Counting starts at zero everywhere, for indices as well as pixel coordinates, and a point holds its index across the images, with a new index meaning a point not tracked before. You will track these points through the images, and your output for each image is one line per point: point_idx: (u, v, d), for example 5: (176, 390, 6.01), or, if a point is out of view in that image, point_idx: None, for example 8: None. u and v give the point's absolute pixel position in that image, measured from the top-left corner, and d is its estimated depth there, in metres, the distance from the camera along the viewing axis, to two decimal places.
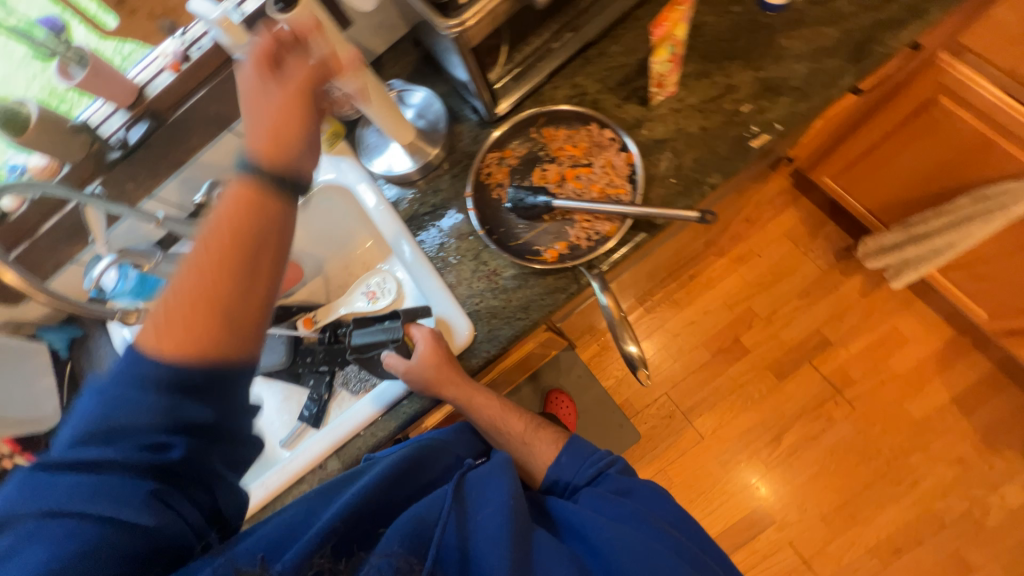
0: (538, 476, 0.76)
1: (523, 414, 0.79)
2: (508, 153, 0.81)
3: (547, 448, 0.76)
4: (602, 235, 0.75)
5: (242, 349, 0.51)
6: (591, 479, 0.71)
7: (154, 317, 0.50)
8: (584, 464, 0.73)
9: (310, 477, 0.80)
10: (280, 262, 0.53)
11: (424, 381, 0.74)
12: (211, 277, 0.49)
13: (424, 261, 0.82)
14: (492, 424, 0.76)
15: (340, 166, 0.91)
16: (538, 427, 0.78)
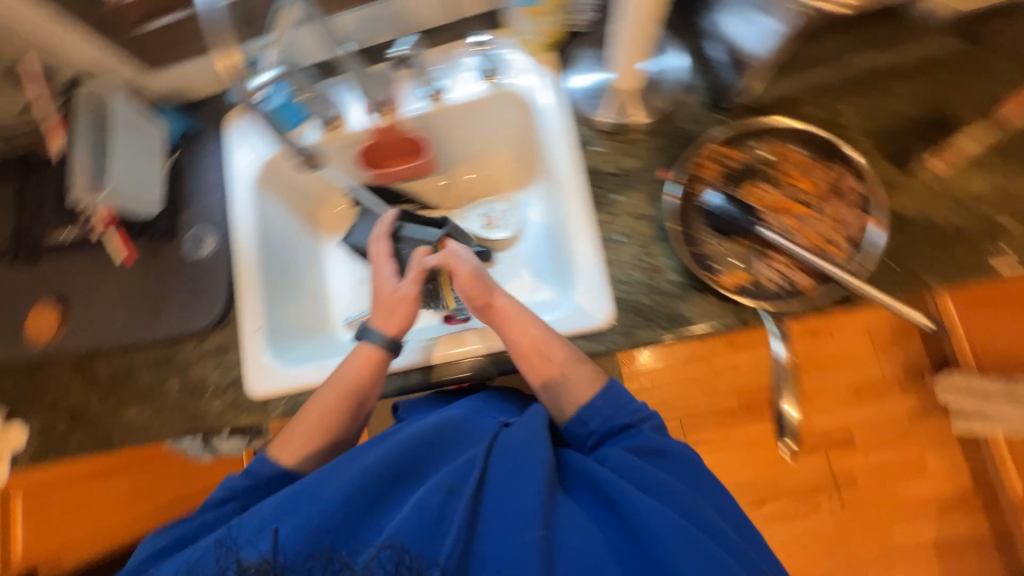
0: (569, 412, 0.69)
1: (566, 345, 0.73)
2: (733, 153, 0.72)
3: (582, 385, 0.69)
4: (792, 287, 0.68)
5: (347, 432, 0.75)
6: (621, 438, 0.65)
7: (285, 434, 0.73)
8: (616, 415, 0.67)
9: (390, 381, 0.82)
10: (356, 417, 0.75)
11: (475, 288, 0.76)
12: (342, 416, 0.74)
13: (591, 225, 0.75)
14: (532, 347, 0.72)
15: (536, 78, 0.81)
16: (578, 363, 0.71)
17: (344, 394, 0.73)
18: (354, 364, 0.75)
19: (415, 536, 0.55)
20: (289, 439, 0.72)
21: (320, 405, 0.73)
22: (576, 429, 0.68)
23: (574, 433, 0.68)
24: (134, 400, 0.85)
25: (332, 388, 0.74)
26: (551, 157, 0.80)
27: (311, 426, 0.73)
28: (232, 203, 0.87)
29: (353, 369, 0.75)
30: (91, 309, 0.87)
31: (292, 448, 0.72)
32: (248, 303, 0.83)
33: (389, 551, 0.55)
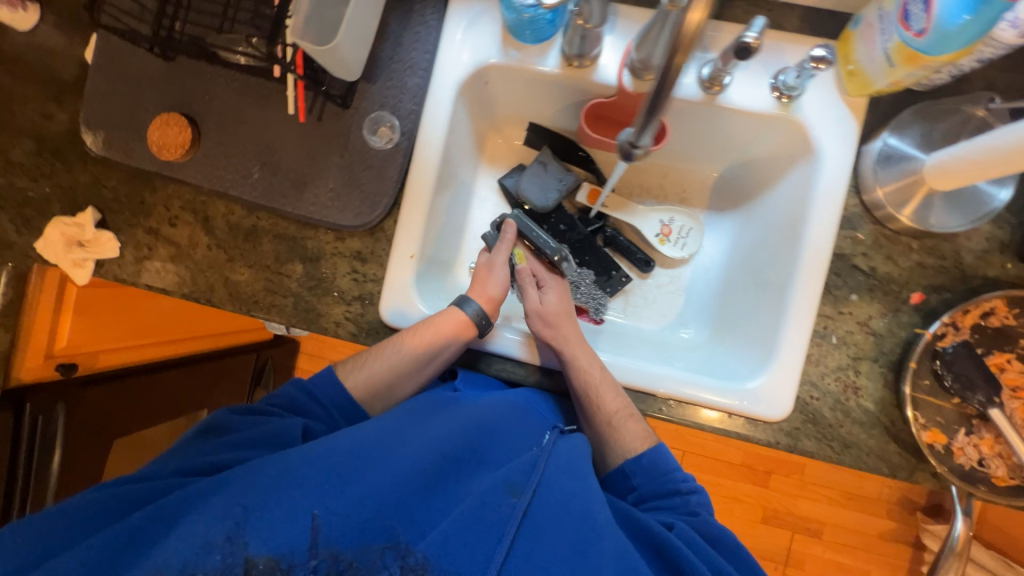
0: (615, 460, 0.72)
1: (626, 400, 0.72)
2: (1004, 314, 0.63)
3: (634, 437, 0.71)
4: (986, 473, 0.64)
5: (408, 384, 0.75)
6: (671, 502, 0.68)
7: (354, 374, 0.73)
8: (664, 477, 0.70)
9: (529, 368, 0.78)
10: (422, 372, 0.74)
11: (550, 309, 0.76)
12: (405, 371, 0.73)
13: (813, 314, 0.68)
14: (586, 391, 0.71)
15: (836, 120, 0.68)
16: (634, 421, 0.71)
17: (416, 352, 0.71)
18: (444, 324, 0.71)
19: (474, 531, 0.54)
20: (355, 367, 0.74)
21: (390, 351, 0.72)
22: (620, 481, 0.72)
23: (618, 483, 0.73)
24: (247, 265, 0.77)
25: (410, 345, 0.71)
26: (806, 218, 0.69)
27: (379, 364, 0.72)
28: (429, 99, 0.73)
29: (437, 331, 0.71)
30: (227, 145, 0.75)
31: (355, 371, 0.73)
32: (409, 222, 0.73)
33: (445, 539, 0.53)
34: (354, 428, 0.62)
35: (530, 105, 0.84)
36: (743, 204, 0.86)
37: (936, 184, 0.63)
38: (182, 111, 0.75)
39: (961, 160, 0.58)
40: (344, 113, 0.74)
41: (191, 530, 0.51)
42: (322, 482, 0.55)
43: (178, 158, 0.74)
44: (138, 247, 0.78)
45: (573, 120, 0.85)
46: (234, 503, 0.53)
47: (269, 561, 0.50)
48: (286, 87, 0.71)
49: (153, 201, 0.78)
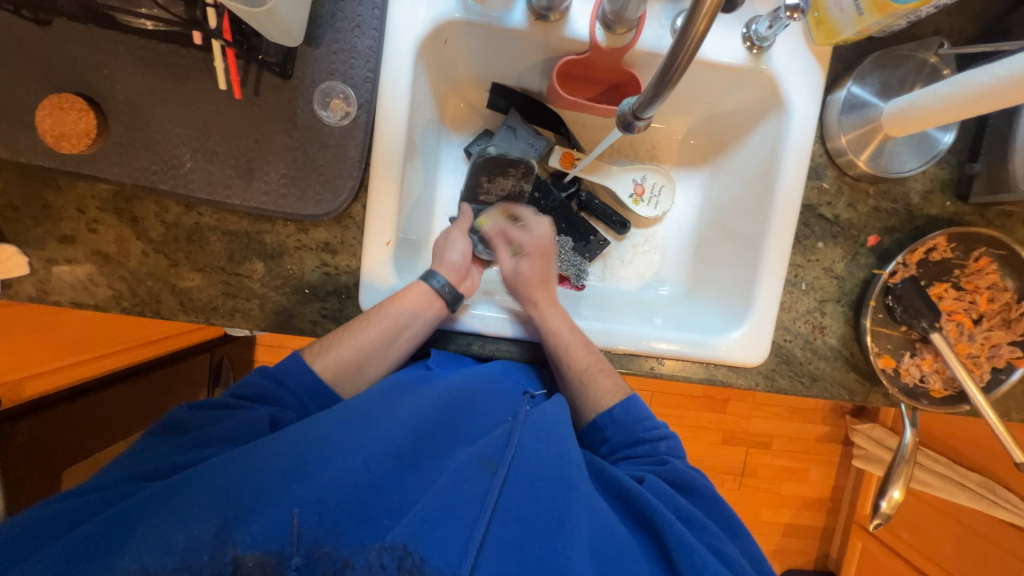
0: (587, 413, 0.71)
1: (593, 353, 0.71)
2: (943, 249, 0.70)
3: (606, 393, 0.69)
4: (925, 387, 0.74)
5: (375, 370, 0.67)
6: (641, 450, 0.65)
7: (324, 357, 0.65)
8: (635, 426, 0.67)
9: (523, 345, 0.77)
10: (394, 351, 0.68)
11: (524, 275, 0.75)
12: (375, 350, 0.66)
13: (786, 264, 0.72)
14: (554, 350, 0.71)
15: (802, 72, 0.69)
16: (602, 372, 0.70)
17: (387, 330, 0.66)
18: (411, 297, 0.67)
19: (447, 513, 0.49)
20: (325, 349, 0.66)
21: (359, 328, 0.66)
22: (593, 434, 0.70)
23: (591, 435, 0.71)
24: (196, 269, 0.68)
25: (378, 321, 0.66)
26: (778, 170, 0.71)
27: (349, 343, 0.66)
28: (385, 64, 0.65)
29: (406, 303, 0.67)
30: (147, 131, 0.64)
31: (323, 355, 0.66)
32: (380, 205, 0.67)
33: (418, 523, 0.47)
34: (314, 419, 0.56)
35: (494, 64, 0.78)
36: (711, 159, 0.87)
37: (892, 132, 0.66)
38: (78, 90, 0.62)
39: (916, 107, 0.61)
40: (286, 84, 0.64)
41: (145, 540, 0.43)
42: (283, 471, 0.49)
43: (82, 150, 0.62)
44: (52, 259, 0.66)
45: (540, 80, 0.79)
46: (180, 503, 0.46)
47: (262, 561, 0.43)
48: (212, 57, 0.60)
49: (61, 203, 0.66)
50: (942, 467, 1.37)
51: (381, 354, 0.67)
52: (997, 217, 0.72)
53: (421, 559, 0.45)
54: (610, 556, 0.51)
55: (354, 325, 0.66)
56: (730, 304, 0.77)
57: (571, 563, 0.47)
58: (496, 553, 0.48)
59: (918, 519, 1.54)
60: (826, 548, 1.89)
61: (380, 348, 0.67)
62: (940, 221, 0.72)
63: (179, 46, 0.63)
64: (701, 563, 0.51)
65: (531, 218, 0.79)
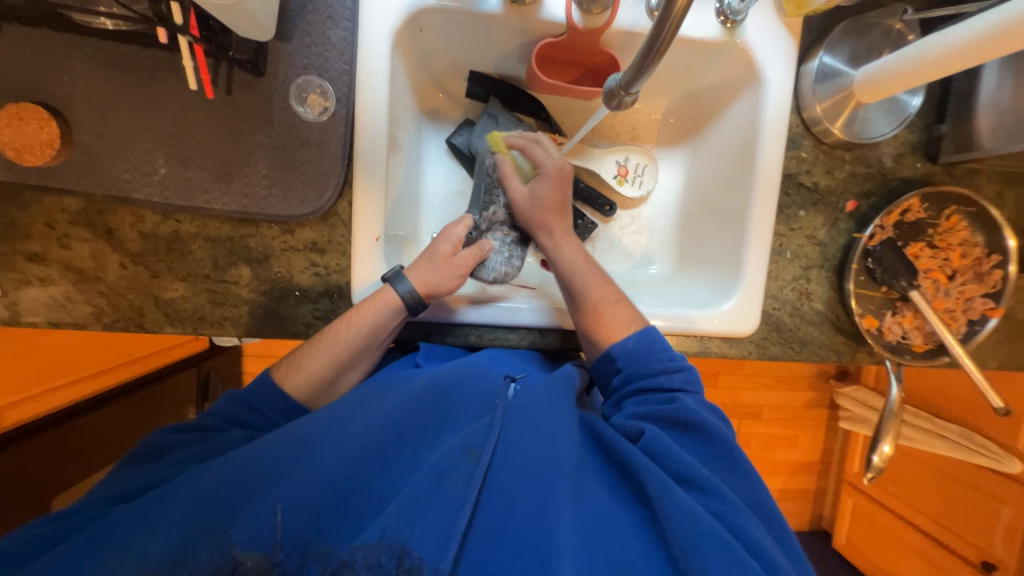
0: (601, 346, 0.70)
1: (609, 283, 0.72)
2: (917, 210, 0.73)
3: (619, 323, 0.69)
4: (908, 343, 0.77)
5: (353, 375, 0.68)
6: (651, 394, 0.65)
7: (297, 377, 0.64)
8: (648, 359, 0.66)
9: (522, 332, 0.76)
10: (369, 358, 0.68)
11: (539, 200, 0.75)
12: (350, 362, 0.66)
13: (770, 234, 0.74)
14: (572, 276, 0.73)
15: (776, 44, 0.70)
16: (616, 302, 0.70)
17: (355, 341, 0.65)
18: (376, 307, 0.65)
19: (429, 501, 0.49)
20: (292, 369, 0.65)
21: (326, 345, 0.65)
22: (606, 365, 0.70)
23: (604, 366, 0.70)
24: (180, 279, 0.66)
25: (347, 336, 0.64)
26: (757, 142, 0.72)
27: (316, 360, 0.64)
28: (361, 55, 0.63)
29: (373, 314, 0.64)
30: (116, 138, 0.61)
31: (291, 375, 0.65)
32: (367, 200, 0.66)
33: (400, 515, 0.47)
34: (298, 422, 0.56)
35: (471, 52, 0.77)
36: (691, 137, 0.88)
37: (863, 98, 0.68)
38: (38, 99, 0.59)
39: (886, 72, 0.63)
40: (260, 81, 0.62)
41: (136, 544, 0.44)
42: (266, 471, 0.50)
43: (46, 161, 0.59)
44: (25, 279, 0.64)
45: (518, 66, 0.79)
46: (164, 512, 0.46)
47: (260, 562, 0.44)
48: (180, 56, 0.57)
49: (28, 219, 0.62)
50: (924, 422, 1.44)
51: (357, 362, 0.67)
52: (964, 174, 0.75)
53: (405, 549, 0.45)
54: (599, 532, 0.52)
55: (324, 342, 0.65)
56: (718, 278, 0.79)
57: (557, 544, 0.47)
58: (482, 542, 0.48)
59: (905, 473, 1.61)
60: (818, 507, 1.97)
61: (354, 359, 0.66)
62: (912, 183, 0.75)
63: (143, 47, 0.60)
64: (694, 531, 0.51)
65: (546, 148, 0.77)
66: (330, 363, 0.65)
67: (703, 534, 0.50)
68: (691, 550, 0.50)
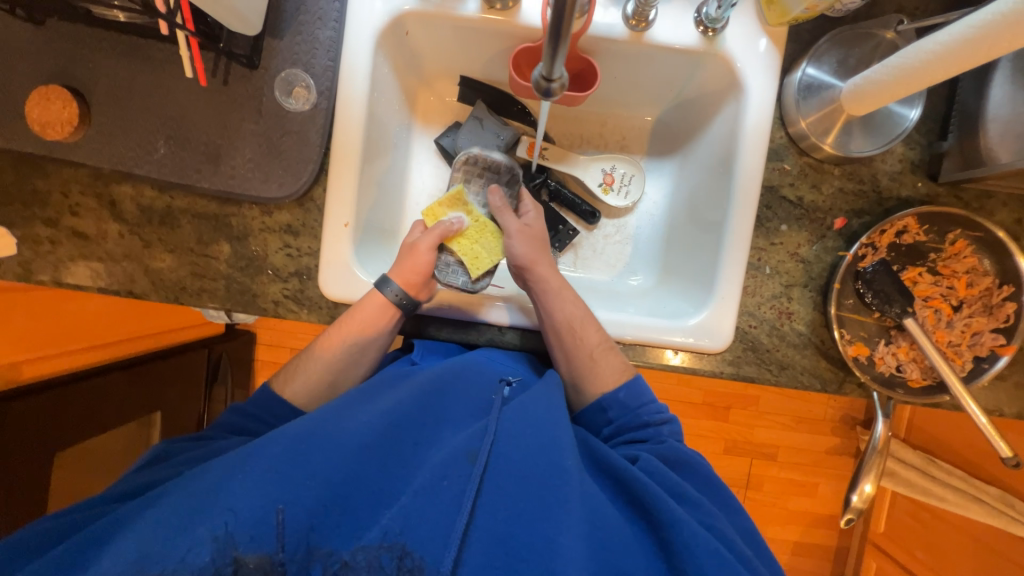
0: (590, 397, 0.69)
1: (599, 330, 0.70)
2: (915, 231, 0.68)
3: (611, 372, 0.68)
4: (903, 377, 0.70)
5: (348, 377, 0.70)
6: (643, 434, 0.65)
7: (297, 381, 0.69)
8: (638, 409, 0.67)
9: (481, 328, 0.76)
10: (362, 361, 0.70)
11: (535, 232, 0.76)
12: (342, 364, 0.69)
13: (748, 246, 0.70)
14: (569, 324, 0.69)
15: (758, 55, 0.69)
16: (609, 348, 0.69)
17: (349, 342, 0.69)
18: (366, 310, 0.68)
19: (431, 504, 0.49)
20: (291, 379, 0.69)
21: (323, 351, 0.69)
22: (596, 415, 0.69)
23: (594, 418, 0.69)
24: (168, 251, 0.71)
25: (341, 337, 0.68)
26: (736, 153, 0.70)
27: (313, 366, 0.69)
28: (344, 54, 0.68)
29: (365, 318, 0.68)
30: (126, 120, 0.68)
31: (289, 384, 0.68)
32: (339, 187, 0.69)
33: (402, 518, 0.48)
34: (297, 419, 0.57)
35: (459, 56, 0.80)
36: (680, 147, 0.87)
37: (852, 111, 0.65)
38: (66, 83, 0.67)
39: (872, 82, 0.60)
40: (253, 74, 0.68)
41: (130, 545, 0.45)
42: (266, 470, 0.49)
43: (65, 137, 0.66)
44: (38, 242, 0.71)
45: (503, 71, 0.82)
46: (159, 513, 0.48)
47: (262, 562, 0.45)
48: (178, 47, 0.64)
49: (47, 188, 0.70)
50: (957, 480, 1.29)
51: (349, 366, 0.70)
52: (974, 198, 0.69)
53: (405, 550, 0.47)
54: (600, 543, 0.51)
55: (320, 343, 0.69)
56: (695, 292, 0.76)
57: (557, 548, 0.48)
58: (482, 544, 0.49)
59: (938, 537, 1.43)
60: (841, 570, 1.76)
61: (346, 361, 0.69)
62: (912, 203, 0.70)
63: (158, 41, 0.68)
64: (692, 540, 0.51)
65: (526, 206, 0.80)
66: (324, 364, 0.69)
67: (706, 550, 0.50)
68: (687, 557, 0.50)
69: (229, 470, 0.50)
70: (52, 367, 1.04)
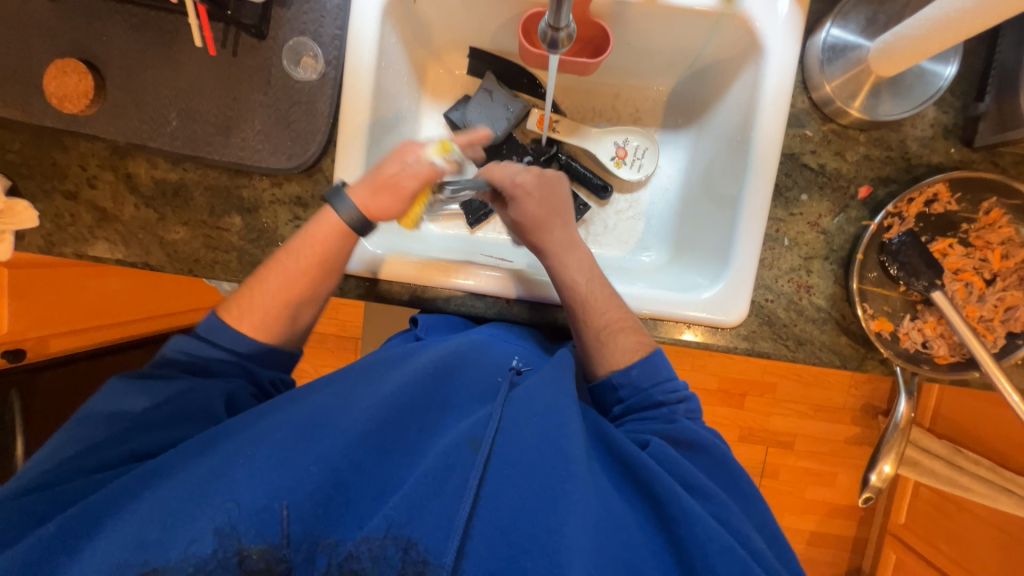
0: (601, 372, 0.67)
1: (613, 306, 0.67)
2: (946, 199, 0.64)
3: (623, 351, 0.66)
4: (929, 353, 0.67)
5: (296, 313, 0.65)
6: (655, 414, 0.63)
7: (240, 309, 0.63)
8: (653, 388, 0.65)
9: (489, 301, 0.75)
10: (311, 295, 0.65)
11: (528, 221, 0.71)
12: (287, 292, 0.63)
13: (765, 217, 0.68)
14: (577, 302, 0.68)
15: (778, 15, 0.66)
16: (622, 327, 0.66)
17: (308, 270, 0.64)
18: (322, 232, 0.64)
19: (433, 497, 0.48)
20: (247, 310, 0.63)
21: (276, 277, 0.63)
22: (607, 393, 0.67)
23: (604, 395, 0.68)
24: (182, 223, 0.72)
25: (296, 262, 0.64)
26: (753, 119, 0.67)
27: (269, 297, 0.63)
28: (352, 22, 0.68)
29: (329, 242, 0.64)
30: (138, 93, 0.69)
31: (245, 314, 0.63)
32: (347, 157, 0.69)
33: (404, 508, 0.47)
34: (298, 402, 0.55)
35: (469, 26, 0.79)
36: (695, 118, 0.84)
37: (880, 72, 0.62)
38: (79, 56, 0.68)
39: (902, 38, 0.56)
40: (261, 44, 0.68)
41: (132, 531, 0.45)
42: (269, 461, 0.48)
43: (82, 111, 0.68)
44: (59, 215, 0.72)
45: (513, 41, 0.80)
46: (166, 496, 0.47)
47: (266, 553, 0.44)
48: (187, 16, 0.64)
49: (66, 162, 0.72)
50: (984, 471, 1.24)
51: (296, 295, 0.64)
52: (1012, 164, 0.65)
53: (410, 540, 0.46)
54: (609, 534, 0.49)
55: (268, 267, 0.64)
56: (707, 269, 0.74)
57: (564, 543, 0.46)
58: (485, 536, 0.48)
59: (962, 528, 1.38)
60: (858, 560, 1.71)
61: (297, 293, 0.64)
62: (942, 170, 0.66)
63: (168, 12, 0.68)
64: (704, 536, 0.50)
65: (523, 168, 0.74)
66: (268, 291, 0.63)
67: (715, 542, 0.49)
68: (699, 553, 0.49)
69: (228, 460, 0.49)
70: (75, 342, 1.05)
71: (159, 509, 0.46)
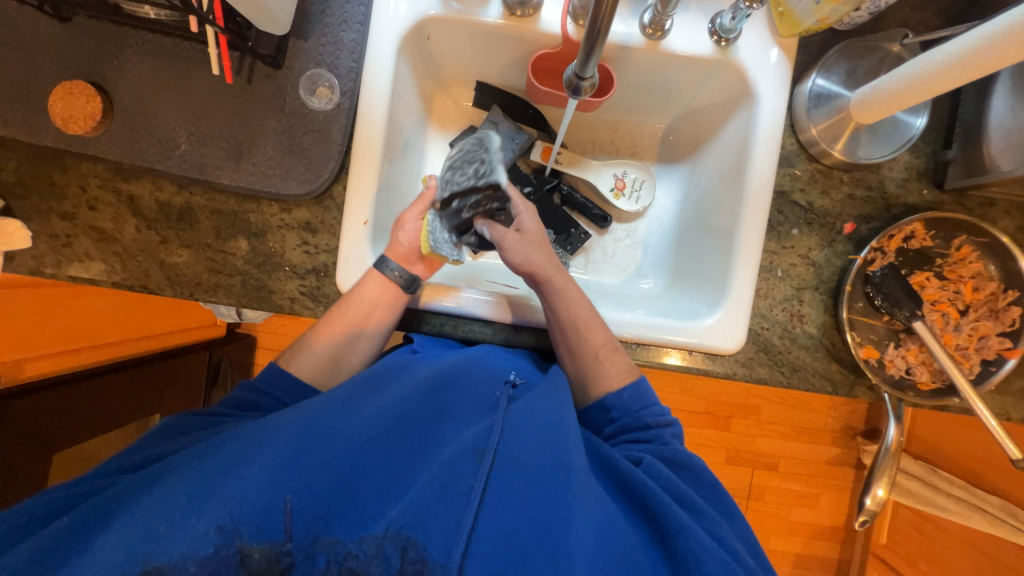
0: (594, 394, 0.68)
1: (606, 329, 0.69)
2: (921, 236, 0.70)
3: (616, 372, 0.67)
4: (913, 379, 0.71)
5: (345, 358, 0.70)
6: (650, 441, 0.64)
7: (301, 357, 0.69)
8: (642, 411, 0.66)
9: (497, 326, 0.75)
10: (359, 350, 0.70)
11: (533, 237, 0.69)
12: (336, 340, 0.69)
13: (761, 248, 0.72)
14: (574, 323, 0.67)
15: (768, 64, 0.71)
16: (615, 349, 0.68)
17: (351, 324, 0.68)
18: (369, 288, 0.68)
19: (440, 501, 0.48)
20: (301, 356, 0.69)
21: (329, 330, 0.68)
22: (605, 417, 0.67)
23: (595, 417, 0.68)
24: (185, 245, 0.71)
25: (342, 314, 0.68)
26: (749, 158, 0.72)
27: (320, 348, 0.68)
28: (369, 56, 0.70)
29: (367, 301, 0.68)
30: (147, 115, 0.69)
31: (296, 359, 0.69)
32: (359, 186, 0.70)
33: (413, 510, 0.46)
34: (300, 405, 0.54)
35: (478, 64, 0.83)
36: (689, 154, 0.89)
37: (861, 119, 0.67)
38: (89, 79, 0.68)
39: (879, 92, 0.62)
40: (277, 73, 0.70)
41: (127, 538, 0.42)
42: (272, 461, 0.47)
43: (87, 132, 0.67)
44: (53, 236, 0.70)
45: (520, 78, 0.84)
46: (166, 496, 0.45)
47: (266, 553, 0.43)
48: (206, 44, 0.65)
49: (66, 182, 0.70)
50: (958, 491, 1.29)
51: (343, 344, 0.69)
52: (977, 205, 0.72)
53: (411, 540, 0.45)
54: (609, 548, 0.49)
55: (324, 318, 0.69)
56: (706, 296, 0.77)
57: (570, 549, 0.46)
58: (490, 540, 0.47)
59: (940, 547, 1.42)
60: None
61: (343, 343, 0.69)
62: (918, 210, 0.72)
63: (184, 40, 0.69)
64: (702, 550, 0.49)
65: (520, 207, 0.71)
66: (322, 342, 0.69)
67: (709, 554, 0.49)
68: (695, 566, 0.49)
69: (229, 455, 0.47)
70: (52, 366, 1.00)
71: (152, 511, 0.44)
